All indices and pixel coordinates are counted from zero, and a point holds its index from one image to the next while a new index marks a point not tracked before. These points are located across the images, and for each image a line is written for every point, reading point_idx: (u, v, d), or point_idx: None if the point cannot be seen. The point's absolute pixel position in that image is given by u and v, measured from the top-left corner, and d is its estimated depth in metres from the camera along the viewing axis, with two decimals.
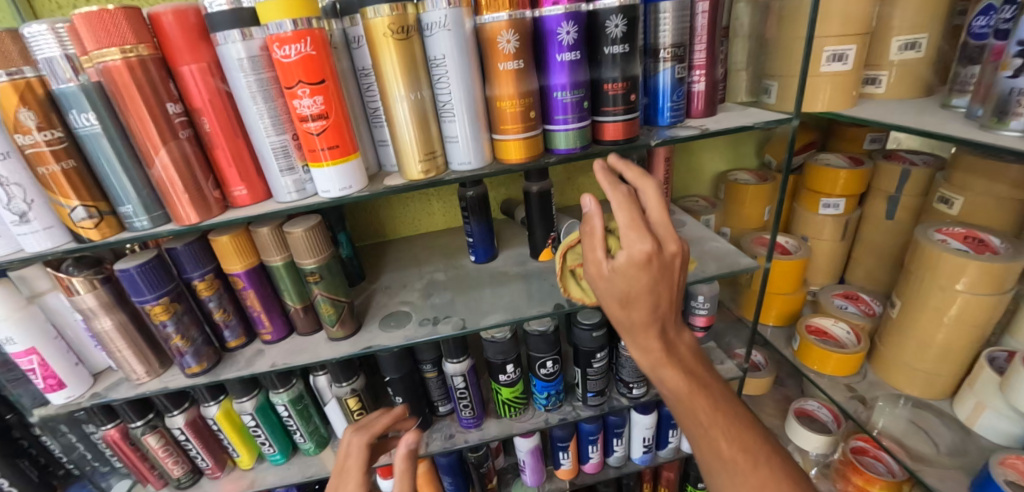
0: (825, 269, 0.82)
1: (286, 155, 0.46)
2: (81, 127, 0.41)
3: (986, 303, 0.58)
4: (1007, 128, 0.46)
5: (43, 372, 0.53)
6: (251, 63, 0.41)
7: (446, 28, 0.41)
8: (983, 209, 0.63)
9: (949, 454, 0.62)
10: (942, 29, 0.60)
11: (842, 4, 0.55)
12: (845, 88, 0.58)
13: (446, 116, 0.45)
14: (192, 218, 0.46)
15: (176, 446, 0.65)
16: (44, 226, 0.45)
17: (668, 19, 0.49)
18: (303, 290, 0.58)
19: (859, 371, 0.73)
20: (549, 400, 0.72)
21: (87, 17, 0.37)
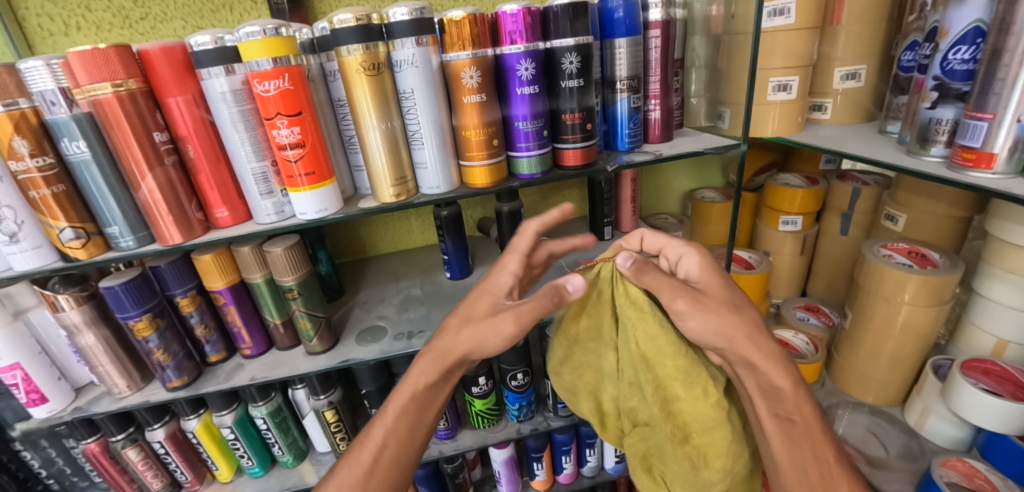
0: (787, 282, 0.87)
1: (266, 180, 0.49)
2: (71, 154, 0.44)
3: (927, 313, 0.62)
4: (929, 154, 0.49)
5: (26, 386, 0.55)
6: (233, 96, 0.44)
7: (415, 65, 0.45)
8: (923, 225, 0.67)
9: (899, 457, 0.64)
10: (879, 61, 0.65)
11: (784, 39, 0.60)
12: (792, 115, 0.63)
13: (416, 144, 0.49)
14: (176, 238, 0.48)
15: (155, 460, 0.66)
16: (33, 246, 0.47)
17: (623, 54, 0.53)
18: (284, 305, 0.60)
19: (818, 380, 0.76)
20: (521, 411, 0.75)
21: (80, 55, 0.40)
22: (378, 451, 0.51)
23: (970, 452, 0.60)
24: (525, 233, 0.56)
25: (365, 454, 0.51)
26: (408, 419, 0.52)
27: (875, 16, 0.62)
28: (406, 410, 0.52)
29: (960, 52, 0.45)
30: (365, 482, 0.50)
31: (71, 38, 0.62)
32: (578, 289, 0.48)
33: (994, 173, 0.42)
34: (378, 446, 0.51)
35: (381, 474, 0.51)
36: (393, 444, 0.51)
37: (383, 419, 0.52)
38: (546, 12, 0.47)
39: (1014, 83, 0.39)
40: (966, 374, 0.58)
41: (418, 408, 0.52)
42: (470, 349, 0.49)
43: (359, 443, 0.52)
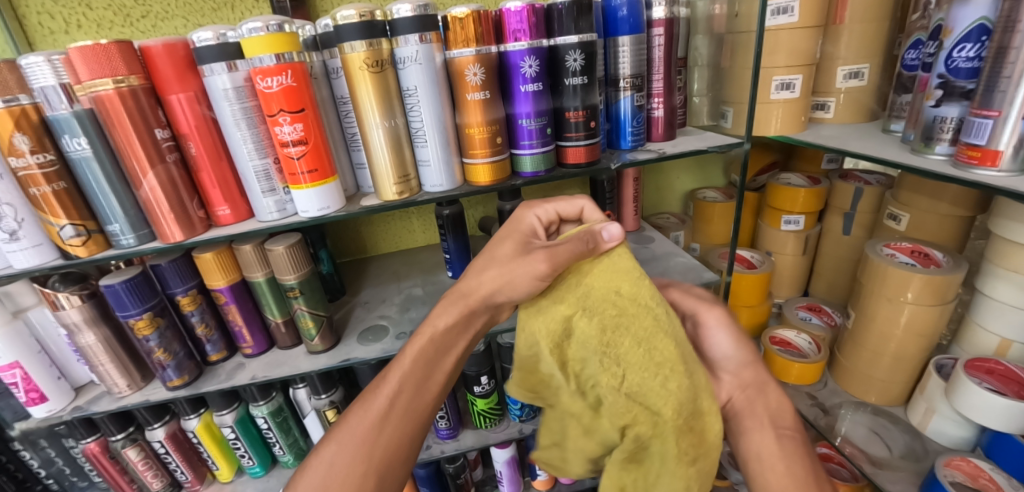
0: (789, 282, 0.87)
1: (268, 177, 0.48)
2: (72, 151, 0.43)
3: (931, 312, 0.61)
4: (933, 152, 0.49)
5: (25, 385, 0.54)
6: (235, 93, 0.44)
7: (418, 62, 0.45)
8: (926, 224, 0.67)
9: (903, 457, 0.65)
10: (882, 60, 0.65)
11: (788, 38, 0.60)
12: (795, 114, 0.63)
13: (419, 142, 0.49)
14: (177, 236, 0.48)
15: (155, 460, 0.66)
16: (33, 244, 0.47)
17: (627, 52, 0.53)
18: (285, 304, 0.60)
19: (821, 380, 0.76)
20: (523, 410, 0.74)
21: (82, 51, 0.40)
22: (394, 396, 0.45)
23: (973, 452, 0.60)
24: (575, 202, 0.53)
25: (378, 400, 0.44)
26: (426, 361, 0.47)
27: (877, 16, 0.62)
28: (423, 350, 0.47)
29: (965, 50, 0.45)
30: (377, 430, 0.43)
31: (72, 35, 0.62)
32: (613, 239, 0.44)
33: (999, 171, 0.42)
34: (393, 391, 0.45)
35: (393, 427, 0.44)
36: (408, 389, 0.46)
37: (401, 360, 0.47)
38: (550, 10, 0.47)
39: (1019, 81, 0.38)
40: (969, 373, 0.58)
41: (436, 351, 0.48)
42: (495, 287, 0.47)
43: (371, 390, 0.46)
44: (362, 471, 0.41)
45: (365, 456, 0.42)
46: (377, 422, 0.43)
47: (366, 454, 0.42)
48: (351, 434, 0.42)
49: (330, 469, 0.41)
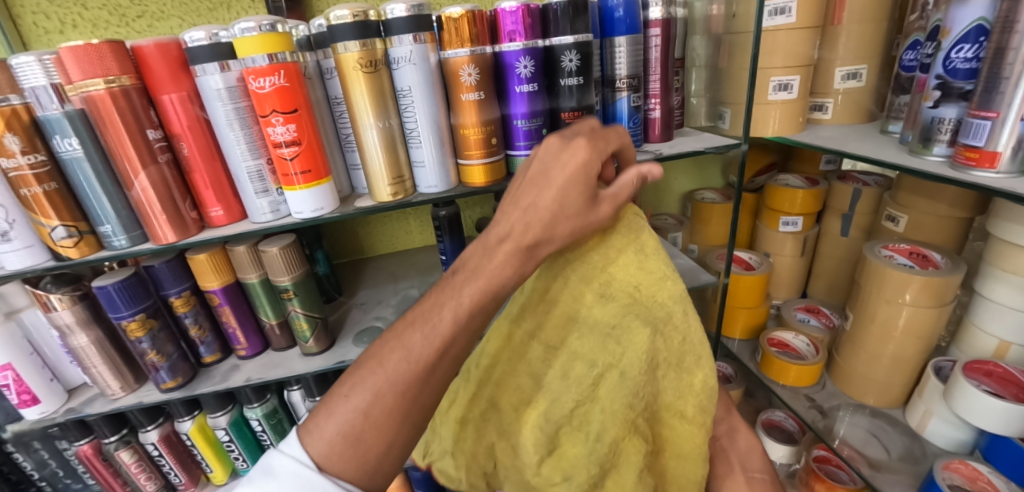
0: (786, 283, 0.86)
1: (261, 178, 0.48)
2: (63, 151, 0.43)
3: (929, 315, 0.61)
4: (931, 154, 0.49)
5: (18, 387, 0.54)
6: (228, 93, 0.44)
7: (412, 63, 0.44)
8: (925, 226, 0.67)
9: (902, 459, 0.65)
10: (880, 61, 0.65)
11: (786, 39, 0.59)
12: (793, 115, 0.63)
13: (414, 142, 0.48)
14: (169, 238, 0.48)
15: (149, 462, 0.65)
16: (24, 245, 0.46)
17: (623, 52, 0.53)
18: (279, 306, 0.60)
19: (819, 382, 0.75)
20: None
21: (73, 50, 0.39)
22: (446, 347, 0.35)
23: (971, 454, 0.60)
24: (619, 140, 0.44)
25: (426, 353, 0.34)
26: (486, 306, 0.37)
27: (875, 17, 0.62)
28: (484, 300, 0.37)
29: (963, 50, 0.44)
30: (420, 384, 0.34)
31: (67, 35, 0.61)
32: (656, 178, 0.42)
33: (997, 172, 0.42)
34: (445, 344, 0.35)
35: (442, 374, 0.36)
36: (460, 340, 0.36)
37: (457, 297, 0.36)
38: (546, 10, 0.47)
39: (1017, 82, 0.38)
40: (968, 376, 0.57)
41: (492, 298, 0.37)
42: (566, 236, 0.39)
43: (418, 327, 0.35)
44: (400, 421, 0.34)
45: (407, 410, 0.34)
46: (423, 377, 0.34)
47: (407, 411, 0.34)
48: (393, 393, 0.34)
49: (367, 419, 0.33)
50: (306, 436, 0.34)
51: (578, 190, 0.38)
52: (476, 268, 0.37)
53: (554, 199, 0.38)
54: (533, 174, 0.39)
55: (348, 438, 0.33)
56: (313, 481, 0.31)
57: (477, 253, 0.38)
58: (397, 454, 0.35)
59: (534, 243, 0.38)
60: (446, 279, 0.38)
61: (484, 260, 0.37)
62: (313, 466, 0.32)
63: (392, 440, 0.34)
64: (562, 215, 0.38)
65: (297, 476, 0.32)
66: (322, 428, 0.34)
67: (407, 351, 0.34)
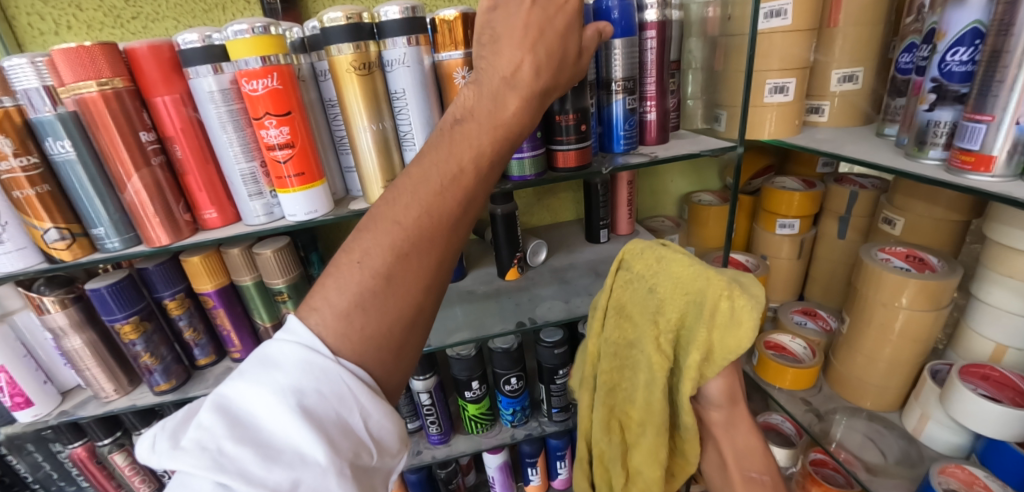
0: (783, 286, 0.86)
1: (255, 181, 0.48)
2: (57, 153, 0.43)
3: (925, 317, 0.61)
4: (927, 157, 0.49)
5: (11, 390, 0.54)
6: (221, 96, 0.44)
7: (406, 65, 0.44)
8: (923, 229, 0.66)
9: (898, 464, 0.64)
10: (877, 64, 0.65)
11: (781, 41, 0.59)
12: (788, 117, 0.62)
13: (407, 145, 0.48)
14: (162, 240, 0.48)
15: (143, 465, 0.65)
16: (17, 247, 0.46)
17: (619, 55, 0.53)
18: (273, 308, 0.59)
19: (815, 385, 0.75)
20: (515, 416, 0.74)
21: (65, 52, 0.39)
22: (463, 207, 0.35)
23: (968, 459, 0.59)
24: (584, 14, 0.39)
25: (447, 206, 0.34)
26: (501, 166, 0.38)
27: (871, 20, 0.61)
28: (499, 149, 0.37)
29: (959, 53, 0.44)
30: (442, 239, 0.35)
31: (62, 36, 0.61)
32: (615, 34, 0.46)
33: (992, 176, 0.42)
34: (466, 196, 0.35)
35: (461, 236, 0.36)
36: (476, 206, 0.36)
37: (477, 145, 0.36)
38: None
39: (1012, 85, 0.38)
40: (964, 379, 0.57)
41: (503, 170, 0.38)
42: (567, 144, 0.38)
43: (440, 184, 0.34)
44: (424, 289, 0.34)
45: (431, 279, 0.35)
46: (445, 235, 0.35)
47: (430, 279, 0.34)
48: (416, 256, 0.33)
49: (386, 285, 0.33)
50: (310, 314, 0.32)
51: (573, 43, 0.41)
52: (488, 116, 0.37)
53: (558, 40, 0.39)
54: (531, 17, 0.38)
55: (366, 308, 0.32)
56: (326, 368, 0.30)
57: (485, 102, 0.37)
58: (415, 336, 0.35)
59: (544, 88, 0.39)
60: (451, 127, 0.37)
61: (496, 108, 0.37)
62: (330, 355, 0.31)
63: (417, 310, 0.35)
64: (563, 67, 0.41)
65: (306, 365, 0.30)
66: (330, 302, 0.32)
67: (429, 204, 0.34)
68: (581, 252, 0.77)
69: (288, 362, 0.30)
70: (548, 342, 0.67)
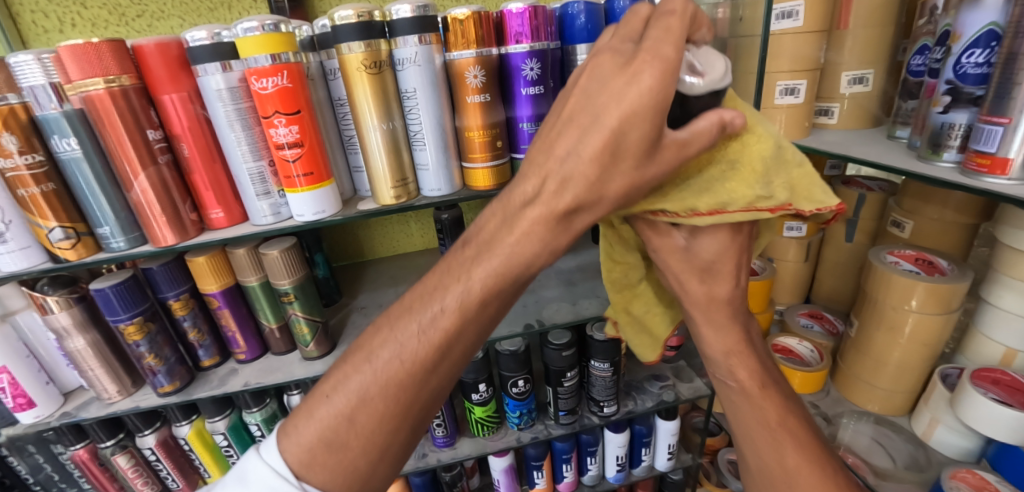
0: (790, 289, 0.86)
1: (262, 180, 0.47)
2: (62, 151, 0.42)
3: (936, 321, 0.60)
4: (941, 159, 0.48)
5: (13, 390, 0.53)
6: (229, 94, 0.43)
7: (417, 64, 0.44)
8: (932, 232, 0.66)
9: (907, 468, 0.63)
10: (887, 66, 0.64)
11: (792, 43, 0.59)
12: (798, 119, 0.62)
13: (417, 145, 0.48)
14: (168, 239, 0.47)
15: (146, 467, 0.64)
16: (21, 246, 0.46)
17: None
18: (279, 309, 0.59)
19: (823, 388, 0.75)
20: (522, 418, 0.73)
21: (71, 48, 0.39)
22: (451, 343, 0.34)
23: (978, 463, 0.59)
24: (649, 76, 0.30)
25: (421, 351, 0.33)
26: (497, 307, 0.35)
27: (882, 21, 0.61)
28: (495, 288, 0.34)
29: (974, 55, 0.44)
30: (422, 380, 0.34)
31: (66, 35, 0.61)
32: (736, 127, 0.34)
33: (1009, 179, 0.41)
34: (446, 338, 0.33)
35: (442, 375, 0.35)
36: (468, 337, 0.34)
37: (465, 281, 0.33)
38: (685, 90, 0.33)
39: None
40: (975, 384, 0.57)
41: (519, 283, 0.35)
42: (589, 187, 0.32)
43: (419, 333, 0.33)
44: (393, 428, 0.34)
45: (403, 412, 0.34)
46: (423, 376, 0.34)
47: (396, 418, 0.34)
48: (379, 394, 0.33)
49: (350, 424, 0.33)
50: (283, 440, 0.35)
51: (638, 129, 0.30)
52: (489, 245, 0.33)
53: (607, 144, 0.30)
54: (574, 110, 0.32)
55: (328, 444, 0.33)
56: None
57: (494, 221, 0.34)
58: (388, 462, 0.36)
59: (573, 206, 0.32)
60: (454, 253, 0.35)
61: (499, 232, 0.33)
62: (291, 479, 0.33)
63: (388, 445, 0.35)
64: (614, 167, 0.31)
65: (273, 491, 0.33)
66: (298, 432, 0.34)
67: (399, 346, 0.33)
68: (586, 254, 0.77)
69: (258, 487, 0.33)
70: (556, 344, 0.66)
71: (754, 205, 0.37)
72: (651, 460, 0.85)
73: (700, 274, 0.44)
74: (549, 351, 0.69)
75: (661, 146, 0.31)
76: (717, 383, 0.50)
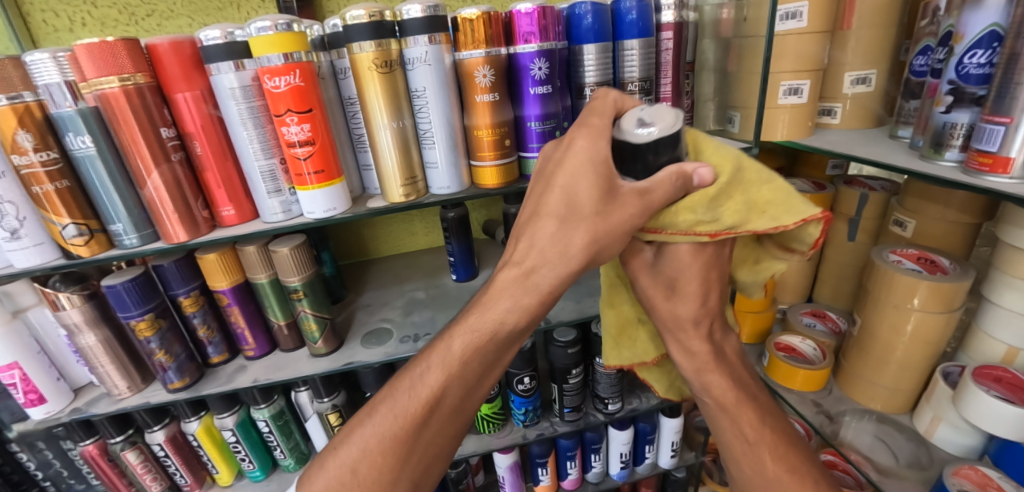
0: (793, 288, 0.87)
1: (274, 178, 0.48)
2: (76, 149, 0.43)
3: (938, 319, 0.61)
4: (943, 158, 0.49)
5: (25, 386, 0.54)
6: (241, 92, 0.44)
7: (427, 64, 0.45)
8: (934, 232, 0.66)
9: (909, 466, 0.64)
10: (889, 67, 0.65)
11: (796, 43, 0.60)
12: (801, 119, 0.63)
13: (427, 143, 0.48)
14: (180, 236, 0.48)
15: (155, 463, 0.65)
16: (34, 243, 0.46)
17: (635, 55, 0.53)
18: (288, 307, 0.59)
19: (826, 387, 0.75)
20: (527, 416, 0.74)
21: (87, 47, 0.39)
22: (436, 400, 0.42)
23: (980, 460, 0.59)
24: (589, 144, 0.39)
25: (412, 407, 0.42)
26: (476, 364, 0.43)
27: (884, 22, 0.62)
28: (473, 353, 0.43)
29: (976, 56, 0.45)
30: (413, 435, 0.42)
31: (76, 34, 0.61)
32: (703, 184, 0.38)
33: (1011, 178, 0.42)
34: (432, 398, 0.42)
35: (431, 431, 0.43)
36: (453, 394, 0.43)
37: (447, 351, 0.43)
38: (638, 150, 0.38)
39: None
40: (977, 381, 0.57)
41: (496, 348, 0.43)
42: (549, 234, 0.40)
43: (410, 389, 0.43)
44: (391, 477, 0.41)
45: (398, 464, 0.41)
46: (414, 432, 0.42)
47: (393, 468, 0.41)
48: (378, 444, 0.41)
49: (353, 475, 0.41)
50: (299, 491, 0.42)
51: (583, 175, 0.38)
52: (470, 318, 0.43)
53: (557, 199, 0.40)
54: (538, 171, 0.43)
55: None
56: None
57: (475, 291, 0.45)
58: None
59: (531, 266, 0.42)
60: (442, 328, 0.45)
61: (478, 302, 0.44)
62: None
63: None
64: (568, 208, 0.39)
65: None
66: (311, 483, 0.41)
67: (395, 403, 0.42)
68: None
69: None
70: (561, 341, 0.67)
71: (694, 228, 0.40)
72: (654, 457, 0.86)
73: (665, 291, 0.47)
74: (554, 348, 0.70)
75: (617, 194, 0.38)
76: (722, 380, 0.50)
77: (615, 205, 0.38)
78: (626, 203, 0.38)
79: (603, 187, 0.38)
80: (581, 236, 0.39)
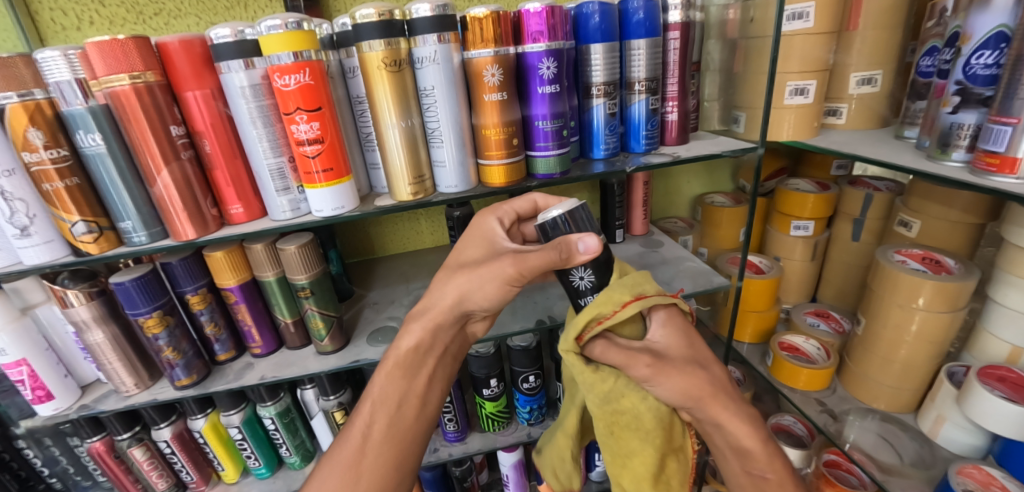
0: (797, 287, 0.87)
1: (282, 176, 0.48)
2: (86, 146, 0.43)
3: (942, 319, 0.61)
4: (949, 159, 0.49)
5: (33, 383, 0.54)
6: (251, 91, 0.44)
7: (436, 62, 0.45)
8: (938, 232, 0.67)
9: (913, 465, 0.64)
10: (895, 68, 0.65)
11: (802, 44, 0.60)
12: (808, 119, 0.63)
13: (435, 142, 0.49)
14: (189, 234, 0.48)
15: (161, 459, 0.65)
16: (45, 240, 0.46)
17: (641, 55, 0.53)
18: (295, 304, 0.60)
19: (830, 386, 0.76)
20: (531, 414, 0.74)
21: (98, 45, 0.39)
22: (367, 428, 0.48)
23: (984, 459, 0.60)
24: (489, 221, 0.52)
25: (355, 440, 0.47)
26: (393, 390, 0.49)
27: (890, 23, 0.62)
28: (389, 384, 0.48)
29: (983, 56, 0.45)
30: (357, 465, 0.46)
31: (84, 32, 0.61)
32: (589, 250, 0.41)
33: (1017, 177, 0.42)
34: (365, 427, 0.47)
35: (374, 467, 0.46)
36: (380, 419, 0.48)
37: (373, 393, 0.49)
38: (552, 220, 0.42)
39: None
40: (981, 381, 0.57)
41: (404, 374, 0.49)
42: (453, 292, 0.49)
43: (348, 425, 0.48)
44: None
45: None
46: (360, 463, 0.46)
47: None
48: (332, 470, 0.45)
49: None
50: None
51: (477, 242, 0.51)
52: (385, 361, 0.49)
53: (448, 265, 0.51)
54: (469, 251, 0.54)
55: None
56: None
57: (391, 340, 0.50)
58: None
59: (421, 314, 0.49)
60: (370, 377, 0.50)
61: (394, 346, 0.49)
62: None
63: None
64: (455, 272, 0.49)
65: None
66: None
67: (342, 440, 0.47)
68: None
69: None
70: None
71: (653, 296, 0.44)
72: None
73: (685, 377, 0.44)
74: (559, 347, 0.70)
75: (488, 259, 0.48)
76: None
77: (488, 261, 0.47)
78: (496, 262, 0.46)
79: (483, 250, 0.49)
80: (452, 289, 0.48)
